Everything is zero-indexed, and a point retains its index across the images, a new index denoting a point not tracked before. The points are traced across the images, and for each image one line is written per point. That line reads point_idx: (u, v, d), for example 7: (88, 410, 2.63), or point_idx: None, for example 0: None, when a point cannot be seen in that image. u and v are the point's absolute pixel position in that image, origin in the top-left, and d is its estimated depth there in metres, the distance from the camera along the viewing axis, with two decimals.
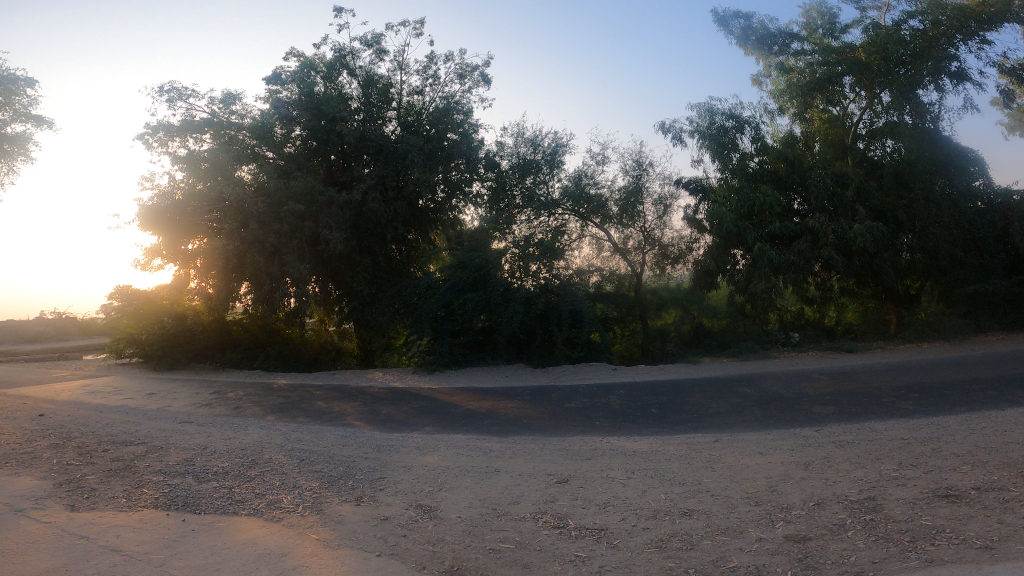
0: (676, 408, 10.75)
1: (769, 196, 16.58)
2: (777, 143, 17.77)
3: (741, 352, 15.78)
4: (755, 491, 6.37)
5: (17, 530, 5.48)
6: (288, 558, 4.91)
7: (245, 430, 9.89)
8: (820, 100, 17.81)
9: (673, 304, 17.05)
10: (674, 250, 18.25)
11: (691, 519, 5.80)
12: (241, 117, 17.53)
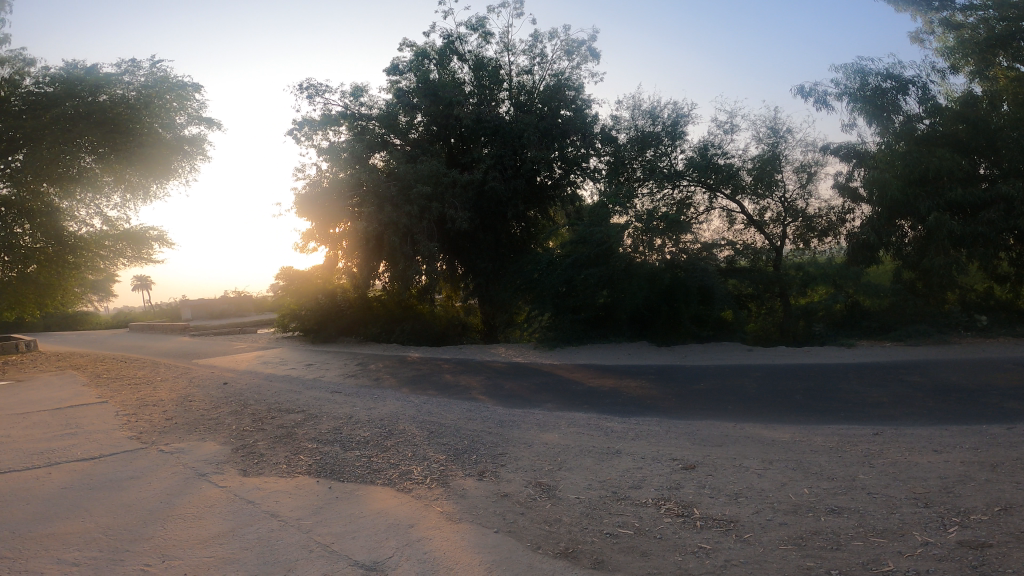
0: (826, 395, 9.89)
1: (947, 160, 14.49)
2: (952, 104, 15.16)
3: (911, 336, 14.48)
4: (924, 491, 5.66)
5: (200, 490, 6.36)
6: (413, 529, 5.21)
7: (385, 401, 10.71)
8: (1002, 57, 15.56)
9: (823, 280, 15.36)
10: (822, 222, 16.21)
11: (839, 517, 5.30)
12: (370, 108, 18.60)
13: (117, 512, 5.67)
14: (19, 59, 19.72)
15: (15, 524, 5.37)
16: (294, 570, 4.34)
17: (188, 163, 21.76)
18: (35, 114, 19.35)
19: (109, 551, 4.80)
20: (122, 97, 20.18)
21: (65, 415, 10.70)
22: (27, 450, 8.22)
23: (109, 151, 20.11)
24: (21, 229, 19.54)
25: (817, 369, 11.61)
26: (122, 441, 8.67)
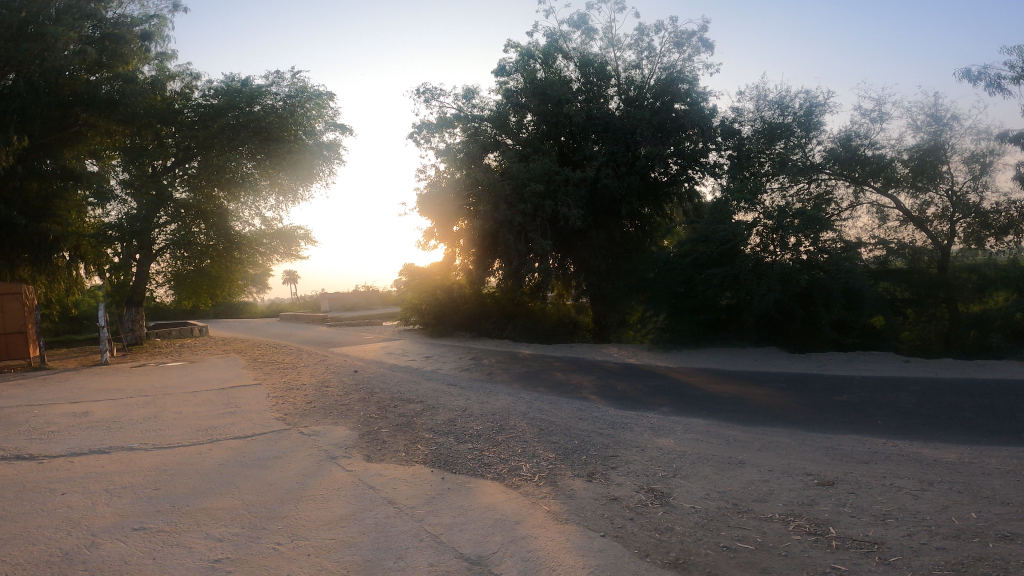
0: (1006, 414, 8.75)
1: None
2: None
3: None
4: None
5: (329, 473, 6.88)
6: (519, 526, 5.26)
7: (500, 396, 10.97)
8: None
9: (1001, 285, 13.90)
10: (1000, 218, 14.31)
11: (1015, 545, 4.70)
12: (482, 109, 19.06)
13: (257, 491, 6.26)
14: (188, 75, 22.46)
15: (177, 495, 6.10)
16: (404, 557, 4.53)
17: (327, 167, 23.77)
18: (205, 124, 21.74)
19: (247, 527, 5.30)
20: (272, 107, 22.08)
21: (225, 395, 12.06)
22: (194, 425, 9.41)
23: (264, 158, 22.43)
24: (197, 228, 22.45)
25: (991, 386, 10.20)
26: (268, 421, 9.60)
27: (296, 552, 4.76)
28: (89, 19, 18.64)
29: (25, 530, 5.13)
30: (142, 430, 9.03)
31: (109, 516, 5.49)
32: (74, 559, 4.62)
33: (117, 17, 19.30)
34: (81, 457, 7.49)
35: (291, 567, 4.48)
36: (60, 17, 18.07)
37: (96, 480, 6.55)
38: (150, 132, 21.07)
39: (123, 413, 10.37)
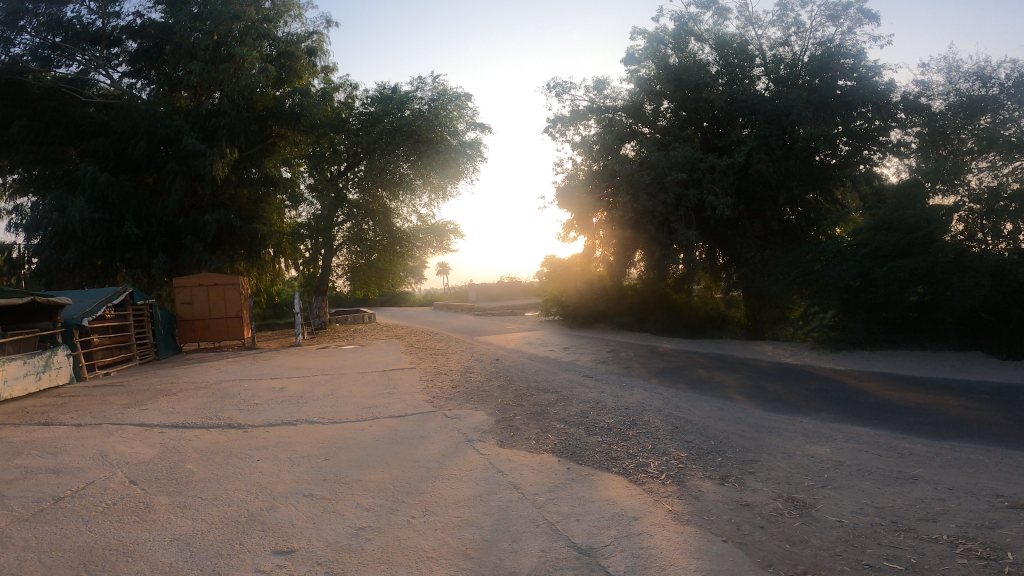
0: None
1: None
2: None
3: None
4: None
5: (464, 455, 7.30)
6: (636, 522, 5.22)
7: (637, 391, 10.83)
8: None
9: None
10: None
11: None
12: (614, 99, 18.63)
13: (401, 468, 6.76)
14: (350, 85, 24.71)
15: (339, 466, 6.74)
16: (519, 540, 4.67)
17: (470, 165, 25.27)
18: (367, 130, 23.63)
19: (390, 500, 5.60)
20: (419, 111, 23.85)
21: (384, 376, 13.23)
22: (360, 403, 10.48)
23: (417, 158, 24.15)
24: (366, 225, 24.74)
25: None
26: (418, 403, 10.40)
27: (426, 525, 4.91)
28: (265, 38, 21.89)
29: (225, 491, 5.73)
30: (320, 406, 10.19)
31: (286, 482, 6.05)
32: (256, 519, 4.98)
33: (285, 35, 22.89)
34: (272, 428, 8.62)
35: (418, 538, 4.62)
36: (243, 38, 21.03)
37: (282, 449, 7.44)
38: (325, 140, 23.62)
39: (307, 389, 11.81)
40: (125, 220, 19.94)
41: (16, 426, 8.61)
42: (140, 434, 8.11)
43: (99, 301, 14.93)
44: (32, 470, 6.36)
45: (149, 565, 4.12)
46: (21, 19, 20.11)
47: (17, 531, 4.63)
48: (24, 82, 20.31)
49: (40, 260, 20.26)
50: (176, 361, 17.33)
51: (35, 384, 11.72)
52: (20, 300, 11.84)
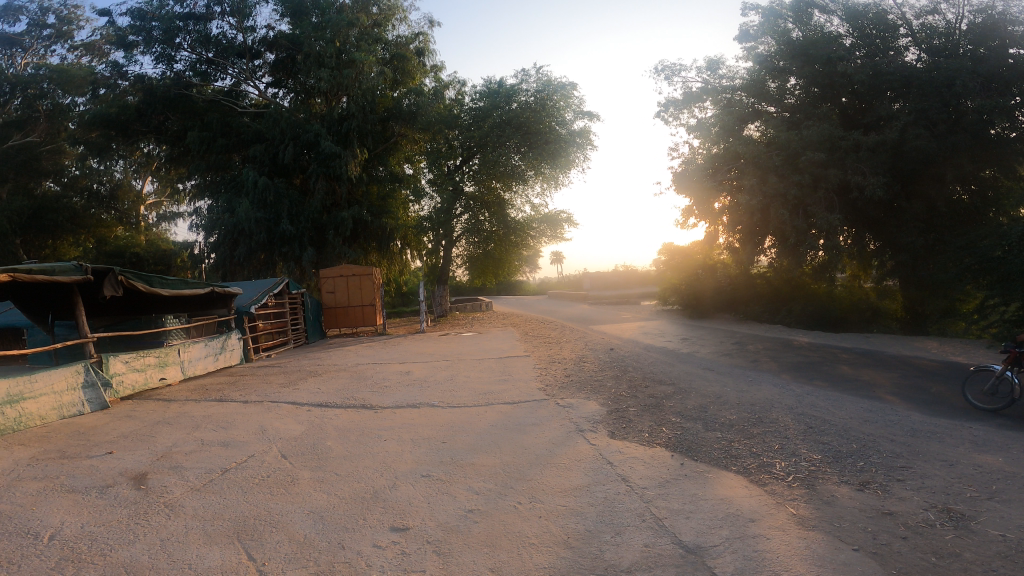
0: None
1: None
2: None
3: None
4: None
5: (574, 445, 7.32)
6: (752, 524, 4.96)
7: (763, 386, 10.26)
8: None
9: None
10: None
11: None
12: (731, 79, 17.74)
13: (513, 454, 6.91)
14: (458, 82, 25.46)
15: (456, 450, 7.01)
16: (622, 533, 4.63)
17: (581, 153, 25.26)
18: (478, 125, 24.10)
19: (499, 485, 5.75)
20: (527, 103, 24.13)
21: (500, 363, 13.61)
22: (477, 388, 10.82)
23: (528, 150, 24.33)
24: (483, 217, 25.42)
25: None
26: (532, 390, 10.59)
27: (531, 512, 5.01)
28: (377, 42, 23.21)
29: (356, 468, 6.20)
30: (442, 390, 10.70)
31: (407, 462, 6.42)
32: (379, 497, 5.34)
33: (396, 38, 24.09)
34: (399, 410, 9.20)
35: (522, 524, 4.73)
36: (358, 44, 22.49)
37: (407, 430, 7.91)
38: (440, 138, 24.44)
39: (429, 374, 12.47)
40: (282, 218, 21.98)
41: (195, 401, 9.90)
42: (293, 412, 9.02)
43: (263, 291, 16.70)
44: (206, 442, 7.25)
45: (289, 536, 4.49)
46: (177, 37, 22.42)
47: (187, 500, 5.23)
48: (190, 96, 23.08)
49: (217, 256, 23.14)
50: (322, 345, 18.98)
51: (213, 364, 13.32)
52: (201, 290, 13.48)
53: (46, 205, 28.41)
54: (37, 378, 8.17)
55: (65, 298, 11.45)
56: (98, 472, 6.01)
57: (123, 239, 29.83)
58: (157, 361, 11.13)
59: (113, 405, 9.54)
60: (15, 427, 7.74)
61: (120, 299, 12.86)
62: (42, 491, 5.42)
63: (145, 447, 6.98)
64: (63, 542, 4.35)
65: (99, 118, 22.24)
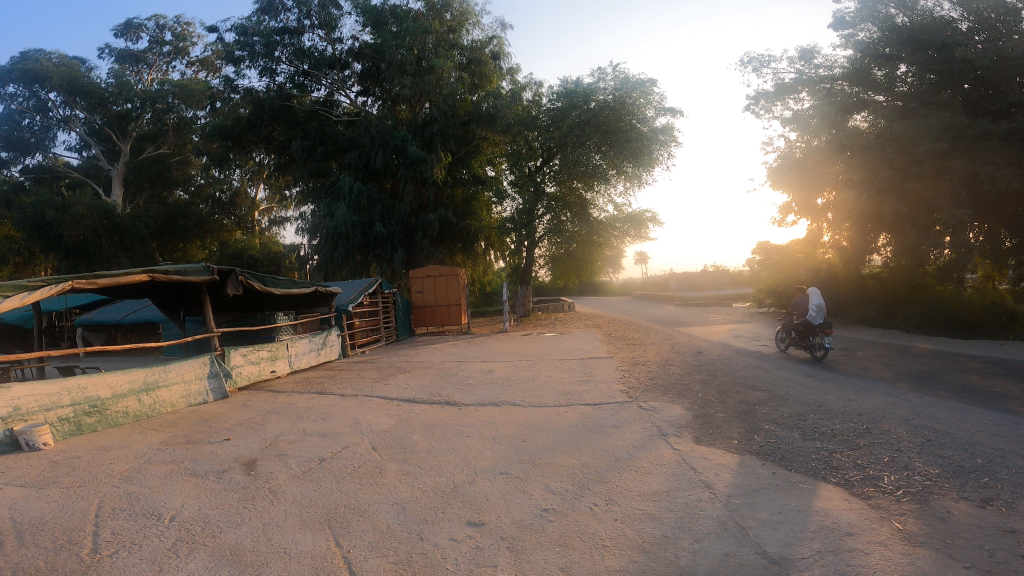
0: None
1: None
2: None
3: None
4: None
5: (657, 449, 7.11)
6: (849, 538, 4.62)
7: (869, 395, 9.54)
8: None
9: None
10: None
11: None
12: (829, 68, 16.80)
13: (592, 455, 6.81)
14: (535, 83, 25.69)
15: (535, 449, 7.02)
16: (701, 541, 4.49)
17: (664, 150, 24.92)
18: (558, 125, 24.26)
19: (576, 485, 5.71)
20: (605, 102, 23.94)
21: (583, 364, 13.52)
22: (558, 389, 10.81)
23: (609, 149, 24.16)
24: (565, 217, 25.40)
25: None
26: (614, 392, 10.44)
27: (607, 514, 4.95)
28: (454, 48, 23.78)
29: (439, 462, 6.39)
30: (523, 389, 10.78)
31: (485, 460, 6.52)
32: (458, 491, 5.47)
33: (471, 43, 24.51)
34: (481, 408, 9.34)
35: (597, 526, 4.69)
36: (436, 51, 23.07)
37: (488, 428, 8.03)
38: (521, 138, 24.86)
39: (511, 373, 12.58)
40: (375, 221, 22.92)
41: (299, 393, 10.55)
42: (382, 406, 9.40)
43: (359, 291, 17.52)
44: (307, 433, 7.71)
45: (374, 524, 4.70)
46: (276, 51, 23.83)
47: (289, 487, 5.60)
48: (292, 106, 24.46)
49: (320, 257, 24.50)
50: (412, 342, 19.66)
51: (315, 358, 14.13)
52: (307, 290, 14.37)
53: (177, 211, 31.23)
54: (169, 368, 9.06)
55: (195, 297, 12.60)
56: (215, 457, 6.55)
57: (240, 241, 32.30)
58: (268, 355, 11.97)
59: (229, 394, 10.34)
60: (151, 413, 8.60)
61: (240, 298, 14.02)
62: (168, 474, 5.97)
63: (256, 435, 7.52)
64: (181, 522, 4.74)
65: (217, 130, 24.29)
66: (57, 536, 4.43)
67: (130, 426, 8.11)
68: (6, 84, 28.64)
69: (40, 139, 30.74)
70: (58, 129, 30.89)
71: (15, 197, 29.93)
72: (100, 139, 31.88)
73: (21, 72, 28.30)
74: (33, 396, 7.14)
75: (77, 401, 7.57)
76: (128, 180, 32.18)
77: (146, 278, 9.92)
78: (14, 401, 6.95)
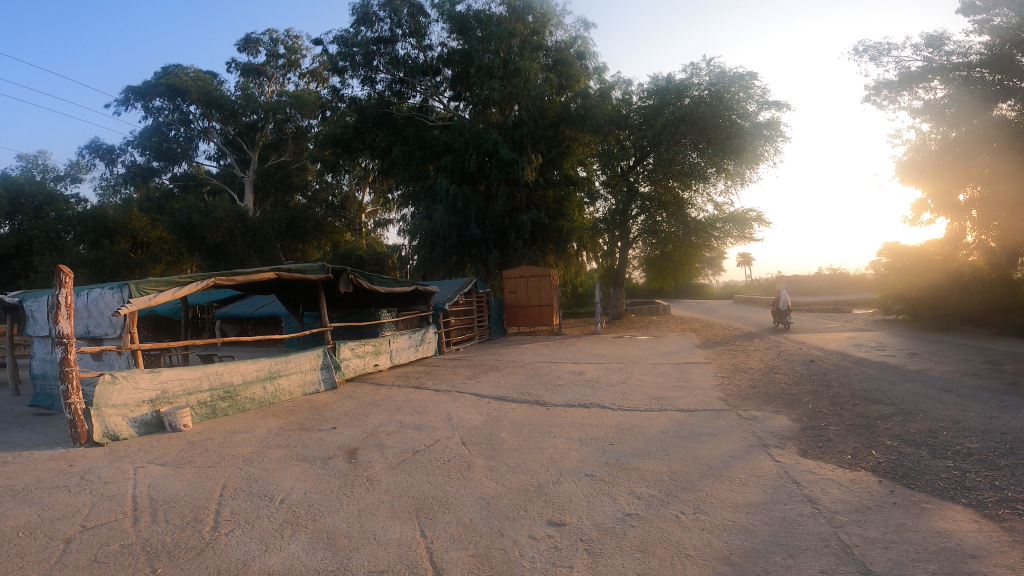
0: None
1: None
2: None
3: None
4: None
5: (756, 460, 6.74)
6: (972, 561, 4.15)
7: (1011, 413, 8.49)
8: None
9: None
10: None
11: None
12: (963, 54, 15.09)
13: (683, 462, 6.58)
14: (624, 82, 25.18)
15: (624, 452, 6.90)
16: (796, 556, 4.22)
17: (770, 146, 23.69)
18: (650, 124, 23.77)
19: (663, 492, 5.55)
20: (700, 97, 23.26)
21: (680, 369, 13.12)
22: (652, 393, 10.53)
23: (707, 146, 23.40)
24: (661, 218, 24.82)
25: None
26: (712, 399, 10.04)
27: (693, 523, 4.78)
28: (539, 50, 23.86)
29: (526, 461, 6.45)
30: (615, 392, 10.62)
31: (571, 460, 6.51)
32: (543, 490, 5.51)
33: (555, 43, 24.46)
34: (570, 408, 9.32)
35: (682, 535, 4.55)
36: (522, 53, 23.32)
37: (576, 429, 8.01)
38: (612, 138, 24.39)
39: (603, 375, 12.44)
40: (470, 222, 23.50)
41: (400, 387, 11.03)
42: (476, 403, 9.63)
43: (455, 290, 18.05)
44: (404, 425, 8.06)
45: (458, 517, 4.83)
46: (374, 60, 25.10)
47: (385, 476, 5.88)
48: (391, 113, 25.75)
49: (419, 257, 25.47)
50: (505, 341, 19.95)
51: (414, 354, 14.72)
52: (407, 289, 15.01)
53: (297, 215, 33.69)
54: (289, 359, 9.82)
55: (310, 294, 13.50)
56: (322, 444, 7.00)
57: (351, 242, 34.23)
58: (373, 349, 12.62)
59: (338, 385, 10.98)
60: (273, 400, 9.36)
61: (349, 296, 14.85)
62: (283, 458, 6.46)
63: (359, 425, 7.96)
64: (289, 504, 5.11)
65: (328, 139, 25.86)
66: (185, 514, 4.91)
67: (255, 411, 8.85)
68: (154, 98, 32.12)
69: (184, 149, 34.20)
70: (199, 140, 34.20)
71: (165, 202, 33.44)
72: (233, 149, 34.95)
73: (165, 88, 31.63)
74: (178, 381, 7.96)
75: (213, 387, 8.37)
76: (256, 186, 35.08)
77: (272, 276, 10.78)
78: (162, 385, 7.79)
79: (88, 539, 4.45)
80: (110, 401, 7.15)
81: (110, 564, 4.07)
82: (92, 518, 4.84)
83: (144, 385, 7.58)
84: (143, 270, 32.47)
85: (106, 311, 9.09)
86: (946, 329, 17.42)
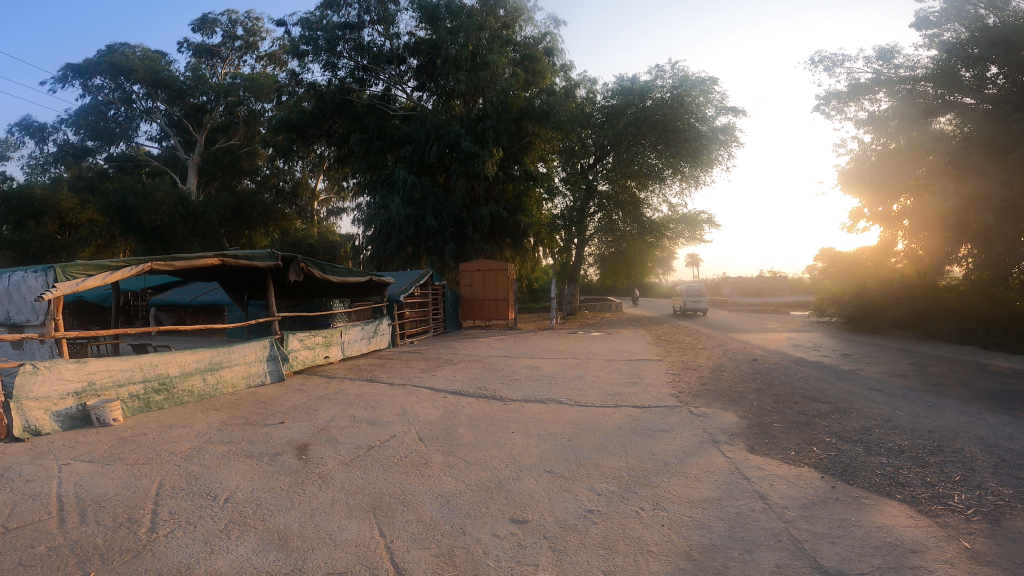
0: None
1: None
2: None
3: None
4: None
5: (708, 456, 6.85)
6: (913, 556, 4.32)
7: (936, 412, 8.99)
8: None
9: None
10: None
11: None
12: (911, 69, 15.93)
13: (639, 458, 6.62)
14: (588, 80, 25.37)
15: (581, 449, 6.90)
16: (752, 551, 4.29)
17: (724, 151, 24.47)
18: (613, 123, 24.24)
19: (623, 488, 5.56)
20: (662, 100, 23.71)
21: (631, 365, 13.29)
22: (604, 389, 10.62)
23: (664, 148, 24.17)
24: (617, 216, 25.37)
25: None
26: (663, 396, 10.21)
27: (653, 519, 4.80)
28: (508, 44, 23.74)
29: (485, 457, 6.35)
30: (570, 387, 10.64)
31: (531, 457, 6.46)
32: (502, 487, 5.42)
33: (524, 39, 24.39)
34: (527, 404, 9.28)
35: (643, 531, 4.56)
36: (489, 46, 23.06)
37: (534, 424, 7.97)
38: (574, 135, 25.03)
39: (558, 370, 12.48)
40: (426, 214, 23.20)
41: (351, 380, 10.73)
42: (431, 397, 9.46)
43: (410, 282, 17.69)
44: (356, 419, 7.83)
45: (417, 516, 4.69)
46: (338, 45, 24.39)
47: (338, 473, 5.67)
48: (351, 100, 24.94)
49: (374, 248, 24.89)
50: (459, 335, 19.76)
51: (366, 346, 14.36)
52: (360, 279, 14.61)
53: (245, 200, 32.12)
54: (232, 350, 9.38)
55: (256, 282, 12.92)
56: (269, 440, 6.70)
57: (301, 231, 33.41)
58: (323, 340, 12.24)
59: (285, 377, 10.59)
60: (214, 393, 8.92)
61: (298, 285, 14.30)
62: (226, 455, 6.14)
63: (310, 420, 7.68)
64: (235, 504, 4.84)
65: (283, 123, 24.88)
66: (119, 515, 4.57)
67: (194, 404, 8.41)
68: (95, 76, 30.20)
69: (124, 129, 32.33)
70: (141, 120, 32.43)
71: (98, 182, 31.52)
72: (177, 130, 33.31)
73: (108, 66, 29.76)
74: (108, 371, 7.47)
75: (147, 378, 7.90)
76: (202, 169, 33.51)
77: (216, 261, 10.24)
78: (90, 375, 7.28)
79: (9, 543, 4.08)
80: (31, 393, 6.64)
81: (34, 570, 3.73)
82: (14, 520, 4.45)
83: (69, 376, 7.06)
84: (70, 253, 30.76)
85: (28, 296, 8.43)
86: (877, 331, 18.47)
